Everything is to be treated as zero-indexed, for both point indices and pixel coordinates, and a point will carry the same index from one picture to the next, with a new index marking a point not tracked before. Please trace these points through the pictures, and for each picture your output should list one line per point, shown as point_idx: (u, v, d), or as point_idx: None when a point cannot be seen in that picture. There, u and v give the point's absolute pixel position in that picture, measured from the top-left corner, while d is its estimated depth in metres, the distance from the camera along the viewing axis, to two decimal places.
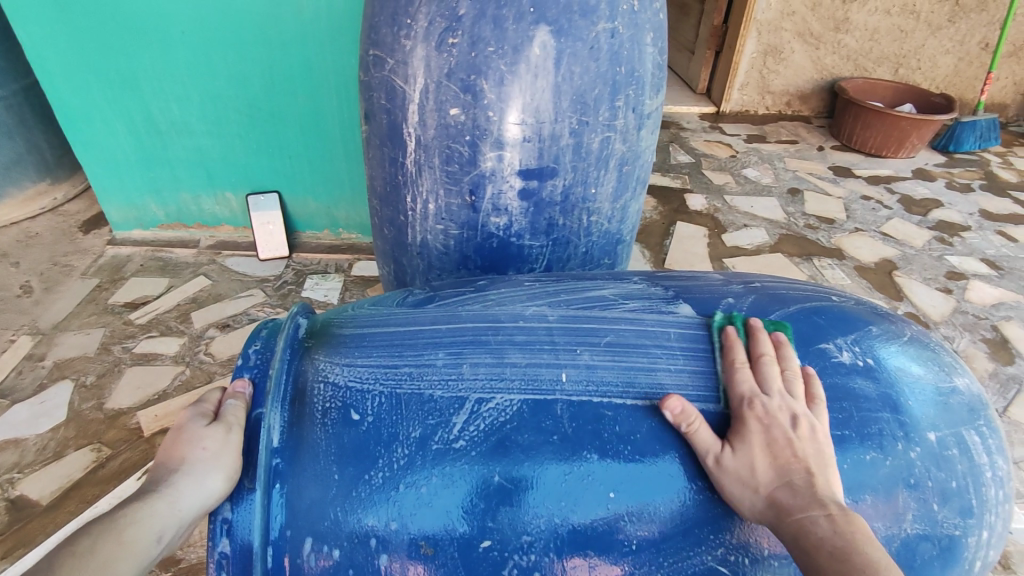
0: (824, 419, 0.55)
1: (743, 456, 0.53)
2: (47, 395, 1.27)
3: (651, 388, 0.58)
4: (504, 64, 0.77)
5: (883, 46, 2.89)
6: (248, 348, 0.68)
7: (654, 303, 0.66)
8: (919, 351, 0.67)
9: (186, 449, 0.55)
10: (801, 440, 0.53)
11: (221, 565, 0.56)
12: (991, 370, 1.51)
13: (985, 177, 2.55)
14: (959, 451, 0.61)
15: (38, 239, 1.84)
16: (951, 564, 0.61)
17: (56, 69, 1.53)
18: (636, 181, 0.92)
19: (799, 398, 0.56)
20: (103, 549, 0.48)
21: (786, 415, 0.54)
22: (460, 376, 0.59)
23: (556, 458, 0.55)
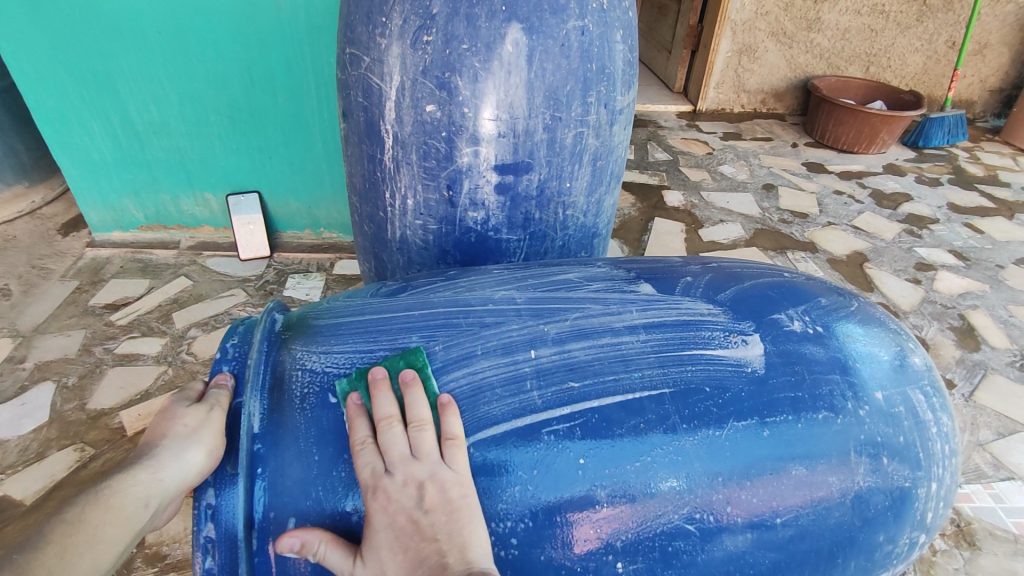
0: (459, 466, 0.55)
1: (373, 562, 0.52)
2: (29, 397, 1.26)
3: (615, 359, 0.62)
4: (478, 61, 0.79)
5: (853, 45, 2.96)
6: (225, 343, 0.68)
7: (617, 284, 0.70)
8: (866, 321, 0.71)
9: (168, 425, 0.57)
10: (430, 513, 0.53)
11: (208, 550, 0.57)
12: (958, 356, 1.56)
13: (953, 172, 2.62)
14: (906, 408, 0.66)
15: (15, 242, 1.82)
16: (904, 515, 0.66)
17: (30, 69, 1.51)
18: (610, 176, 0.95)
19: (424, 456, 0.55)
20: (92, 516, 0.51)
21: (412, 488, 0.53)
22: (434, 357, 0.62)
23: (527, 433, 0.58)
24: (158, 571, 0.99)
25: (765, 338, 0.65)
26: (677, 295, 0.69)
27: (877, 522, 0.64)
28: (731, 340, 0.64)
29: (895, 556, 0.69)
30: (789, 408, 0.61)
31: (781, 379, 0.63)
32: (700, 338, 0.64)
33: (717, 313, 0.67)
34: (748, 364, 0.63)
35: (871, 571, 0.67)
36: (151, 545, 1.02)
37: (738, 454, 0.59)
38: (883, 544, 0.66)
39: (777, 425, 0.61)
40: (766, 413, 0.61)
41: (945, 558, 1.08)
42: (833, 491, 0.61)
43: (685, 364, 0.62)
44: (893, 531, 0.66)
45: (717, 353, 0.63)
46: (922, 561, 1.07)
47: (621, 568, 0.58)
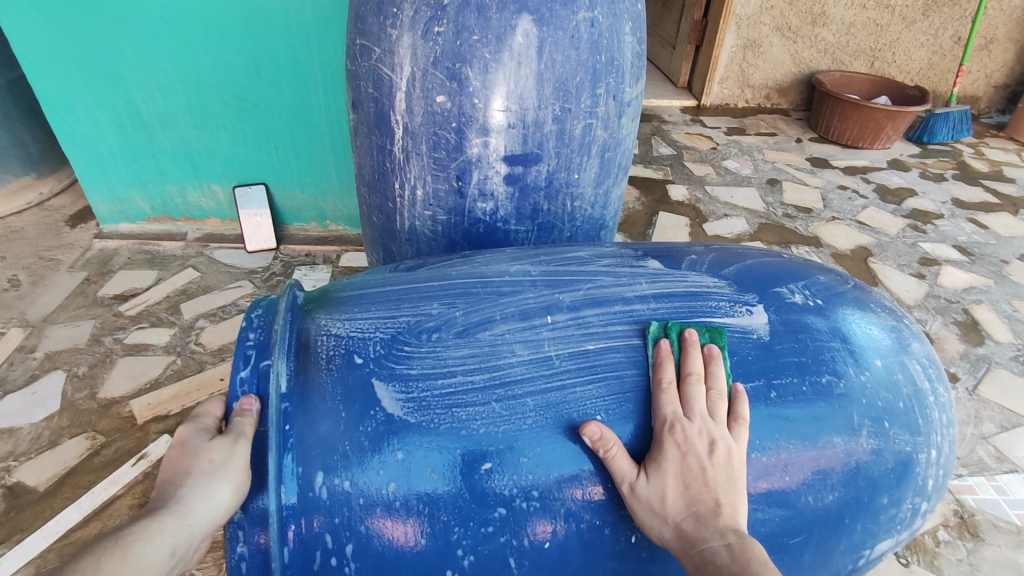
0: (743, 441, 0.59)
1: (656, 484, 0.56)
2: (40, 385, 1.28)
3: (627, 325, 0.65)
4: (489, 52, 0.79)
5: (858, 40, 2.95)
6: (250, 313, 0.70)
7: (627, 259, 0.74)
8: (862, 297, 0.76)
9: (192, 462, 0.56)
10: (715, 466, 0.57)
11: (239, 503, 0.58)
12: (961, 351, 1.57)
13: (958, 167, 2.62)
14: (904, 376, 0.69)
15: (24, 234, 1.83)
16: (906, 479, 0.68)
17: (38, 59, 1.52)
18: (618, 167, 0.96)
19: (720, 420, 0.59)
20: (108, 568, 0.48)
21: (705, 440, 0.57)
22: (455, 320, 0.65)
23: (544, 387, 0.61)
24: None
25: (769, 308, 0.69)
26: (684, 269, 0.73)
27: (881, 484, 0.67)
28: (737, 310, 0.68)
29: (898, 521, 0.71)
30: (794, 371, 0.65)
31: (786, 345, 0.66)
32: (707, 308, 0.68)
33: (723, 286, 0.71)
34: (754, 331, 0.66)
35: (876, 535, 0.70)
36: None
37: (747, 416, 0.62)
38: (886, 507, 0.68)
39: (784, 388, 0.64)
40: (773, 375, 0.64)
41: (949, 549, 1.09)
42: (837, 452, 0.64)
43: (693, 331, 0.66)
44: (896, 495, 0.69)
45: (725, 320, 0.67)
46: (926, 551, 1.08)
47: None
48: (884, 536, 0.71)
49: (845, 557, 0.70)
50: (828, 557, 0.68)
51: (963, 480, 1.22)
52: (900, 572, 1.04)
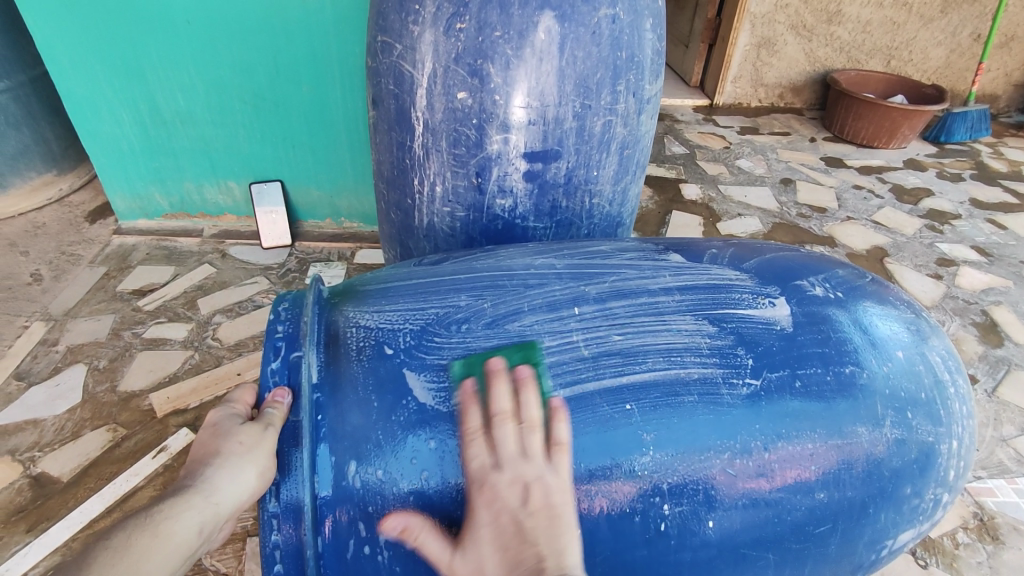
0: (564, 473, 0.54)
1: (470, 558, 0.51)
2: (62, 378, 1.29)
3: (652, 315, 0.66)
4: (510, 49, 0.79)
5: (875, 38, 2.92)
6: (277, 307, 0.71)
7: (649, 254, 0.75)
8: (881, 289, 0.76)
9: (222, 442, 0.57)
10: (534, 515, 0.51)
11: (271, 492, 0.59)
12: (980, 352, 1.55)
13: (975, 167, 2.59)
14: (925, 367, 0.69)
15: (45, 229, 1.85)
16: (928, 470, 0.68)
17: (63, 58, 1.54)
18: (636, 165, 0.96)
19: (533, 456, 0.54)
20: (139, 543, 0.50)
21: (517, 489, 0.52)
22: (482, 312, 0.66)
23: (574, 377, 0.61)
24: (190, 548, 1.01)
25: (791, 300, 0.69)
26: (705, 263, 0.74)
27: (904, 474, 0.66)
28: (760, 301, 0.68)
29: (920, 512, 0.70)
30: (818, 362, 0.64)
31: (809, 336, 0.66)
32: (731, 299, 0.68)
33: (745, 278, 0.71)
34: (778, 322, 0.66)
35: (899, 525, 0.69)
36: None
37: (773, 406, 0.61)
38: (909, 497, 0.68)
39: (808, 378, 0.63)
40: (797, 365, 0.64)
41: (968, 551, 1.08)
42: (862, 443, 0.63)
43: (718, 322, 0.66)
44: (919, 485, 0.68)
45: (748, 311, 0.67)
46: (945, 554, 1.07)
47: (667, 511, 0.60)
48: (906, 526, 0.70)
49: (868, 548, 0.69)
50: (850, 548, 0.67)
51: (982, 482, 1.21)
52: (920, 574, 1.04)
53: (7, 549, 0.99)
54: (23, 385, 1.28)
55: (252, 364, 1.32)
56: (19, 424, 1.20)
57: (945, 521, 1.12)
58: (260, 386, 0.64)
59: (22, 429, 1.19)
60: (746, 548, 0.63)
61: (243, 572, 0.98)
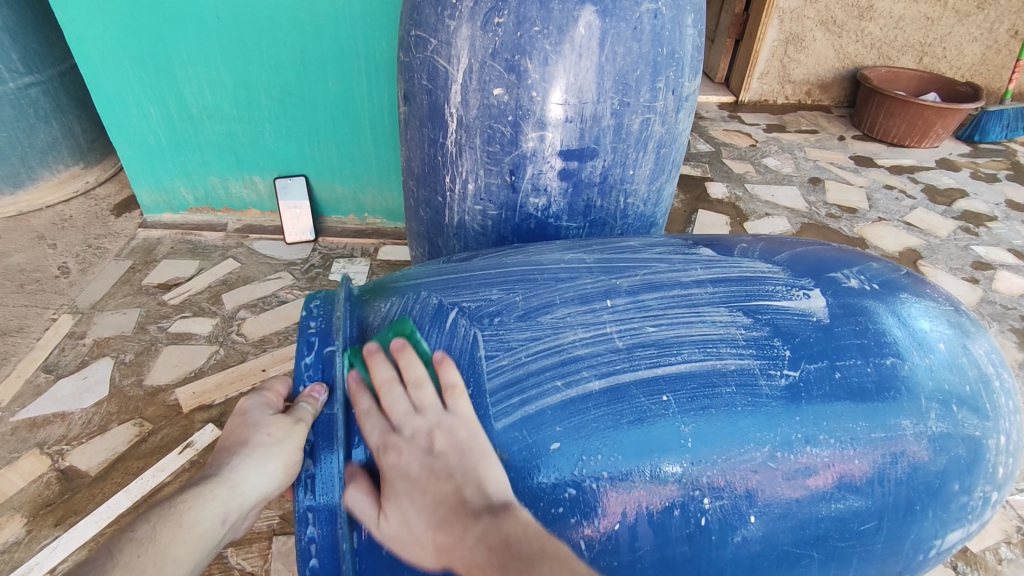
0: (465, 410, 0.56)
1: (398, 513, 0.53)
2: (89, 371, 1.30)
3: (686, 307, 0.63)
4: (550, 44, 0.77)
5: (908, 34, 2.85)
6: (309, 304, 0.70)
7: (680, 247, 0.73)
8: (918, 283, 0.72)
9: (251, 433, 0.56)
10: (441, 458, 0.54)
11: (306, 484, 0.56)
12: (1020, 359, 1.50)
13: (1012, 168, 2.51)
14: (969, 360, 0.66)
15: (72, 222, 1.87)
16: (976, 466, 0.64)
17: (93, 53, 1.54)
18: (672, 164, 0.93)
19: (425, 408, 0.56)
20: (164, 533, 0.50)
21: (422, 439, 0.55)
22: (514, 305, 0.64)
23: (608, 367, 0.58)
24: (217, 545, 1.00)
25: (826, 292, 0.66)
26: (736, 256, 0.71)
27: (951, 471, 0.63)
28: (794, 293, 0.66)
29: (969, 511, 0.66)
30: (857, 354, 0.61)
31: (847, 327, 0.63)
32: (764, 291, 0.65)
33: (777, 271, 0.69)
34: (813, 314, 0.64)
35: (946, 525, 0.65)
36: None
37: (815, 399, 0.59)
38: (957, 494, 0.64)
39: (848, 369, 0.60)
40: (836, 357, 0.61)
41: (1011, 567, 1.04)
42: (906, 436, 0.60)
43: (753, 313, 0.63)
44: (967, 482, 0.64)
45: (783, 303, 0.64)
46: (987, 569, 1.04)
47: (707, 505, 0.57)
48: (954, 526, 0.66)
49: (916, 549, 0.65)
50: (897, 548, 0.64)
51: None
52: None
53: (36, 543, 0.99)
54: (50, 378, 1.29)
55: (277, 361, 1.31)
56: (47, 416, 1.20)
57: (986, 535, 1.08)
58: (293, 379, 0.63)
59: (51, 422, 1.19)
60: (789, 546, 0.59)
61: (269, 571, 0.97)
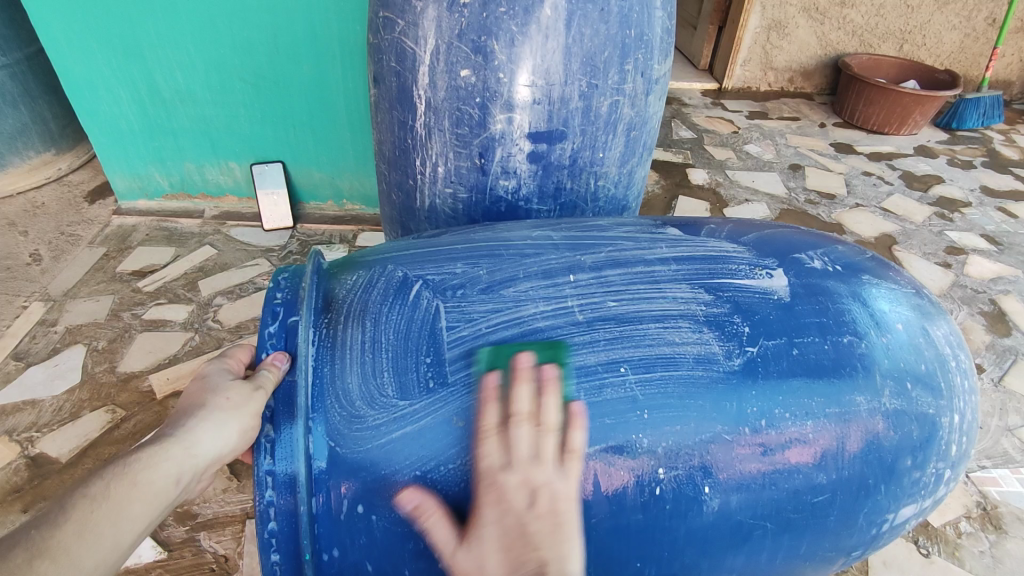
0: (573, 475, 0.54)
1: (475, 554, 0.52)
2: (61, 358, 1.29)
3: (647, 283, 0.64)
4: (516, 25, 0.77)
5: (888, 22, 2.86)
6: (277, 277, 0.70)
7: (647, 227, 0.74)
8: (882, 267, 0.73)
9: (209, 396, 0.56)
10: (539, 518, 0.52)
11: (266, 449, 0.56)
12: (988, 341, 1.53)
13: (987, 155, 2.55)
14: (926, 340, 0.67)
15: (44, 209, 1.84)
16: (930, 443, 0.65)
17: (59, 36, 1.51)
18: (643, 147, 0.93)
19: (545, 461, 0.54)
20: (118, 491, 0.50)
21: (526, 491, 0.53)
22: (479, 278, 0.65)
23: (568, 340, 0.59)
24: (190, 529, 1.00)
25: (789, 272, 0.67)
26: (703, 236, 0.72)
27: (905, 447, 0.63)
28: (757, 273, 0.66)
29: (922, 487, 0.67)
30: (815, 331, 0.62)
31: (807, 306, 0.64)
32: (727, 270, 0.66)
33: (742, 251, 0.70)
34: (774, 292, 0.65)
35: (900, 500, 0.66)
36: (182, 505, 1.03)
37: (773, 372, 0.60)
38: (909, 470, 0.64)
39: (806, 346, 0.61)
40: (794, 334, 0.62)
41: (970, 541, 1.07)
42: (860, 413, 0.61)
43: (714, 290, 0.64)
44: (921, 458, 0.65)
45: (745, 282, 0.65)
46: (948, 543, 1.06)
47: (662, 475, 0.57)
48: (907, 501, 0.67)
49: (869, 524, 0.65)
50: (851, 522, 0.64)
51: (986, 472, 1.20)
52: (921, 564, 1.02)
53: (5, 528, 0.99)
54: (21, 365, 1.28)
55: None
56: (18, 404, 1.19)
57: (948, 510, 1.11)
58: (256, 347, 0.63)
59: (21, 409, 1.18)
60: (742, 518, 0.60)
61: (242, 554, 0.98)
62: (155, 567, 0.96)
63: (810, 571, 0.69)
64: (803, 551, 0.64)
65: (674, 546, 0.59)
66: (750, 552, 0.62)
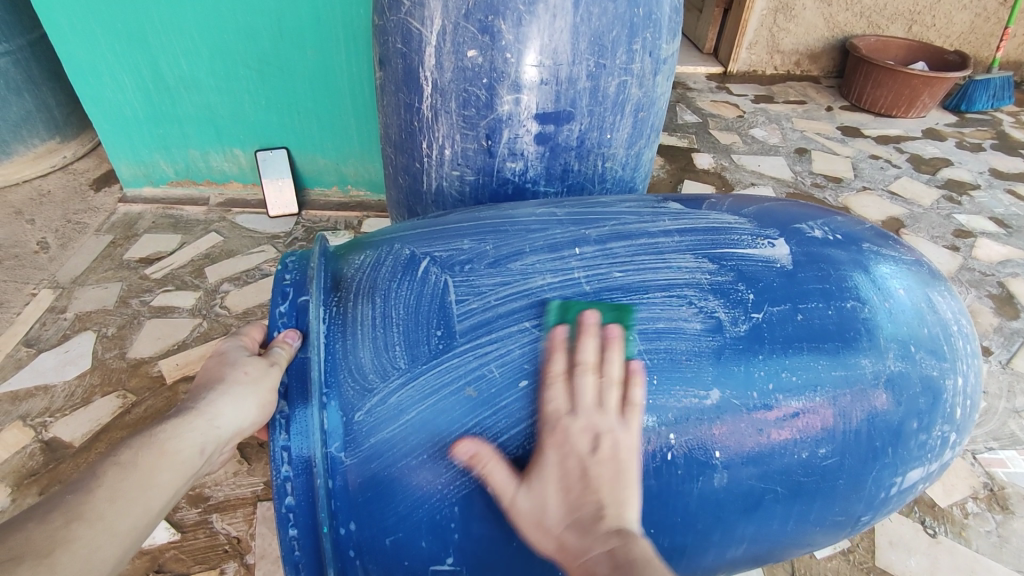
0: (635, 428, 0.54)
1: (537, 492, 0.52)
2: (72, 344, 1.30)
3: (652, 254, 0.64)
4: (522, 4, 0.76)
5: (898, 3, 2.82)
6: (285, 259, 0.70)
7: (650, 202, 0.73)
8: (881, 236, 0.73)
9: (229, 370, 0.57)
10: (600, 462, 0.51)
11: (281, 424, 0.57)
12: (996, 325, 1.52)
13: (996, 137, 2.52)
14: (928, 304, 0.66)
15: (50, 197, 1.84)
16: (935, 406, 0.65)
17: (63, 22, 1.50)
18: (650, 129, 0.92)
19: (608, 410, 0.53)
20: (145, 460, 0.51)
21: (588, 436, 0.52)
22: (486, 253, 0.65)
23: (576, 309, 0.59)
24: (202, 512, 1.01)
25: (791, 241, 0.67)
26: (704, 210, 0.72)
27: (910, 409, 0.63)
28: (759, 242, 0.66)
29: (928, 450, 0.66)
30: (820, 297, 0.62)
31: (809, 273, 0.64)
32: (730, 240, 0.66)
33: (743, 222, 0.69)
34: (777, 261, 0.64)
35: (907, 463, 0.66)
36: (194, 488, 1.04)
37: (778, 336, 0.60)
38: (915, 433, 0.64)
39: (810, 311, 0.61)
40: (798, 301, 0.62)
41: (978, 521, 1.07)
42: (866, 375, 0.61)
43: (718, 260, 0.64)
44: (926, 420, 0.64)
45: (748, 252, 0.65)
46: (954, 523, 1.07)
47: (673, 441, 0.57)
48: (915, 465, 0.67)
49: (877, 486, 0.65)
50: (860, 486, 0.64)
51: (993, 453, 1.20)
52: (927, 543, 1.03)
53: (22, 510, 1.01)
54: (32, 352, 1.29)
55: None
56: (30, 389, 1.20)
57: (955, 490, 1.11)
58: (268, 325, 0.63)
59: (33, 395, 1.19)
60: (754, 481, 0.60)
61: (254, 536, 0.99)
62: (169, 548, 0.97)
63: (820, 538, 0.69)
64: (813, 517, 0.65)
65: (687, 513, 0.60)
66: (761, 519, 0.62)
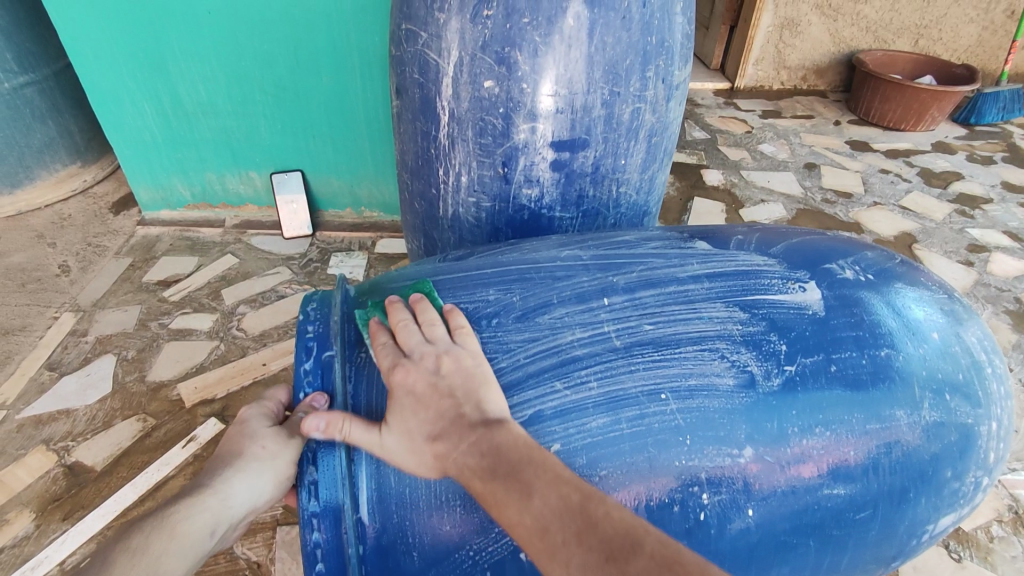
0: (471, 346, 0.58)
1: (396, 431, 0.55)
2: (92, 368, 1.31)
3: (683, 303, 0.64)
4: (539, 35, 0.78)
5: (904, 17, 2.83)
6: (306, 307, 0.70)
7: (674, 240, 0.74)
8: (912, 271, 0.73)
9: (246, 445, 0.59)
10: (446, 378, 0.54)
11: (311, 491, 0.58)
12: (1014, 341, 1.51)
13: (1007, 150, 2.51)
14: (962, 348, 0.66)
15: (71, 221, 1.87)
16: (969, 452, 0.65)
17: (86, 51, 1.54)
18: (663, 153, 0.93)
19: (437, 340, 0.57)
20: (156, 545, 0.51)
21: (429, 361, 0.55)
22: (513, 305, 0.65)
23: (608, 364, 0.60)
24: None
25: (822, 284, 0.67)
26: (732, 249, 0.72)
27: (944, 457, 0.64)
28: (790, 287, 0.66)
29: (960, 495, 0.67)
30: (852, 346, 0.62)
31: (842, 319, 0.64)
32: (761, 285, 0.66)
33: (773, 263, 0.69)
34: (809, 306, 0.65)
35: (939, 510, 0.66)
36: None
37: (810, 392, 0.60)
38: (948, 480, 0.65)
39: (844, 362, 0.61)
40: (831, 350, 0.62)
41: (1003, 545, 1.06)
42: (900, 427, 0.61)
43: (749, 308, 0.64)
44: (959, 467, 0.65)
45: (778, 297, 0.65)
46: (979, 547, 1.05)
47: (706, 500, 0.58)
48: (946, 511, 0.67)
49: (908, 533, 0.66)
50: (892, 533, 0.65)
51: (1017, 475, 1.18)
52: (953, 569, 1.01)
53: (45, 536, 1.02)
54: (55, 375, 1.31)
55: (277, 354, 1.33)
56: (53, 413, 1.22)
57: (979, 514, 1.10)
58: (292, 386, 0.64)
59: (55, 419, 1.21)
60: (787, 536, 0.60)
61: (273, 560, 0.99)
62: None
63: None
64: (843, 564, 0.65)
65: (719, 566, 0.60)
66: (794, 566, 0.62)
